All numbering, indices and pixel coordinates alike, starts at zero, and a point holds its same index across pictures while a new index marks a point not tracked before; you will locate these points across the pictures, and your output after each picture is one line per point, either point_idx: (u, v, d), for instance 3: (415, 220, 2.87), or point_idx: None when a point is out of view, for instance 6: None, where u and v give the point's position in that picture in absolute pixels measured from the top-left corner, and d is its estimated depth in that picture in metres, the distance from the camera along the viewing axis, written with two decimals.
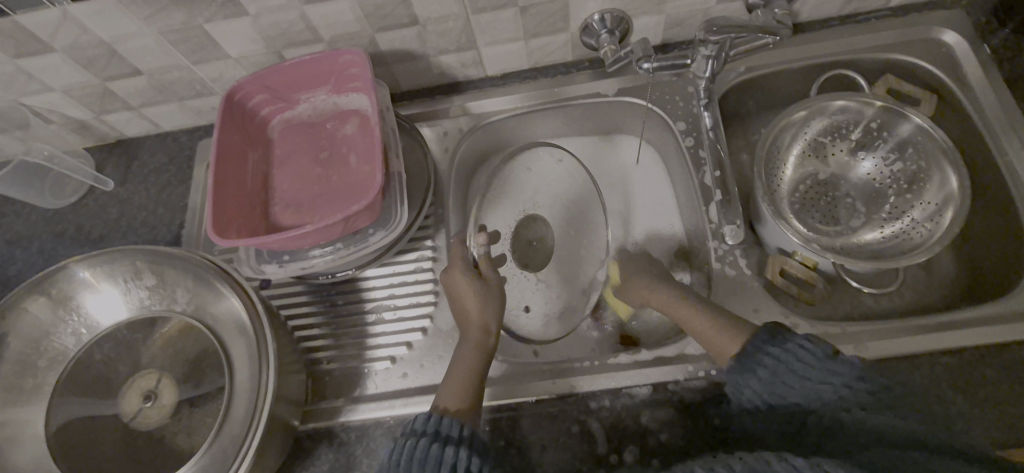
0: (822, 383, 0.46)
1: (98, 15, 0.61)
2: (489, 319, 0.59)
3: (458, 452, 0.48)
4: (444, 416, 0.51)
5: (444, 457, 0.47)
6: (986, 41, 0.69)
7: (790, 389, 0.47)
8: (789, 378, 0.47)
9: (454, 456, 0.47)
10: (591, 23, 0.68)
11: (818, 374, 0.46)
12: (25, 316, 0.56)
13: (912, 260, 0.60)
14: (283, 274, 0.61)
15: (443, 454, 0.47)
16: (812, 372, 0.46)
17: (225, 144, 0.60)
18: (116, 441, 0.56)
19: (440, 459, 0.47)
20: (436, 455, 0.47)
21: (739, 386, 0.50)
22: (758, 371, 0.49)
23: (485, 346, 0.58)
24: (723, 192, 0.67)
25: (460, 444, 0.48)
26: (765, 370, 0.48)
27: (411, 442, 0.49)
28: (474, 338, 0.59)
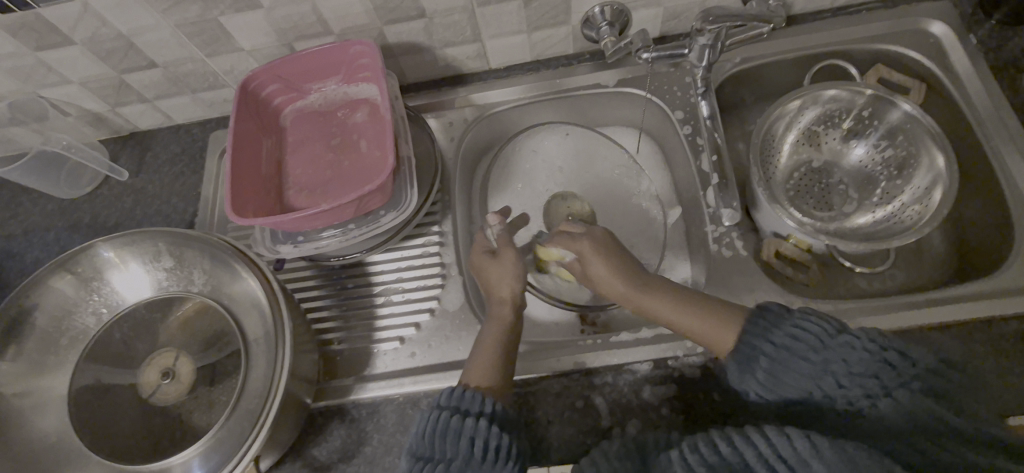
0: (824, 375, 0.44)
1: (117, 8, 0.63)
2: (506, 292, 0.62)
3: (479, 423, 0.49)
4: (467, 390, 0.52)
5: (465, 428, 0.49)
6: (972, 32, 0.71)
7: (791, 382, 0.46)
8: (792, 373, 0.46)
9: (473, 427, 0.49)
10: (592, 16, 0.70)
11: (816, 367, 0.45)
12: (49, 295, 0.58)
13: (903, 240, 0.63)
14: (297, 254, 0.64)
15: (464, 425, 0.49)
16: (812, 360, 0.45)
17: (241, 130, 0.63)
18: (136, 416, 0.59)
19: (460, 430, 0.49)
20: (457, 427, 0.49)
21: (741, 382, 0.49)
22: (760, 364, 0.47)
23: (505, 319, 0.61)
24: (721, 175, 0.70)
25: (481, 416, 0.50)
26: (764, 371, 0.47)
27: (434, 414, 0.50)
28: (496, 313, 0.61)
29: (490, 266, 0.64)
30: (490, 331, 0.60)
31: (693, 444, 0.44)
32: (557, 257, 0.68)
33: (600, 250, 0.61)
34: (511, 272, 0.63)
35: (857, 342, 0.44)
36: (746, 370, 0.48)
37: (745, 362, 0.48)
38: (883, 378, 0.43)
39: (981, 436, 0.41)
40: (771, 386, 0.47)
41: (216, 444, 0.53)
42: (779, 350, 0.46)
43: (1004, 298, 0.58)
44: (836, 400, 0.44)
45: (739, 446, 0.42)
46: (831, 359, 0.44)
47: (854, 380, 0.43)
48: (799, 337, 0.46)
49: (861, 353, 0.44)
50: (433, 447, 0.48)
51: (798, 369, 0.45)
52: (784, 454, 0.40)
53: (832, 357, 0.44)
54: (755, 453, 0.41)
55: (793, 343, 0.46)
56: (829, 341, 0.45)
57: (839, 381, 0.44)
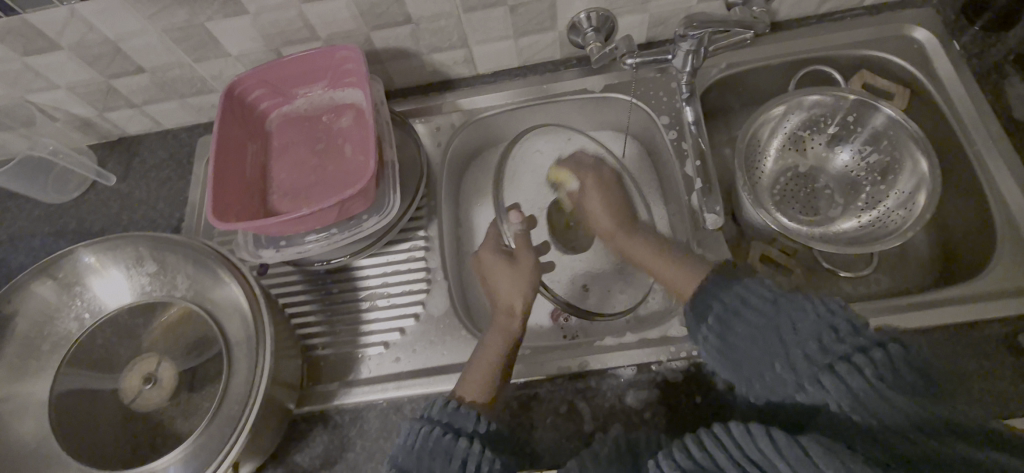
0: (770, 330, 0.46)
1: (103, 14, 0.63)
2: (516, 302, 0.64)
3: (472, 444, 0.48)
4: (461, 405, 0.52)
5: (456, 449, 0.48)
6: (955, 39, 0.72)
7: (741, 338, 0.47)
8: (741, 325, 0.48)
9: (466, 449, 0.48)
10: (578, 22, 0.71)
11: (767, 321, 0.46)
12: (32, 299, 0.58)
13: (886, 244, 0.63)
14: (280, 259, 0.64)
15: (455, 445, 0.48)
16: (761, 318, 0.47)
17: (225, 136, 0.63)
18: (118, 420, 0.58)
19: (451, 451, 0.48)
20: (448, 447, 0.48)
21: (697, 334, 0.52)
22: (710, 319, 0.50)
23: (511, 333, 0.61)
24: (705, 181, 0.70)
25: (474, 437, 0.49)
26: (715, 320, 0.49)
27: (426, 428, 0.50)
28: (502, 323, 0.62)
29: (504, 271, 0.66)
30: (492, 338, 0.60)
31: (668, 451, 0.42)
32: (564, 179, 0.77)
33: (601, 186, 0.74)
34: (522, 277, 0.65)
35: (809, 306, 0.45)
36: (697, 321, 0.51)
37: (701, 313, 0.51)
38: (826, 341, 0.42)
39: (931, 425, 0.37)
40: (721, 337, 0.48)
41: (197, 449, 0.52)
42: (732, 307, 0.49)
43: (986, 302, 0.58)
44: (777, 358, 0.44)
45: (711, 449, 0.40)
46: (781, 315, 0.46)
47: (798, 339, 0.43)
48: (755, 297, 0.48)
49: (808, 320, 0.44)
50: (419, 463, 0.48)
51: (746, 321, 0.47)
52: (754, 457, 0.39)
53: (781, 315, 0.46)
54: (725, 455, 0.40)
55: (749, 299, 0.49)
56: (782, 301, 0.47)
57: (783, 339, 0.44)
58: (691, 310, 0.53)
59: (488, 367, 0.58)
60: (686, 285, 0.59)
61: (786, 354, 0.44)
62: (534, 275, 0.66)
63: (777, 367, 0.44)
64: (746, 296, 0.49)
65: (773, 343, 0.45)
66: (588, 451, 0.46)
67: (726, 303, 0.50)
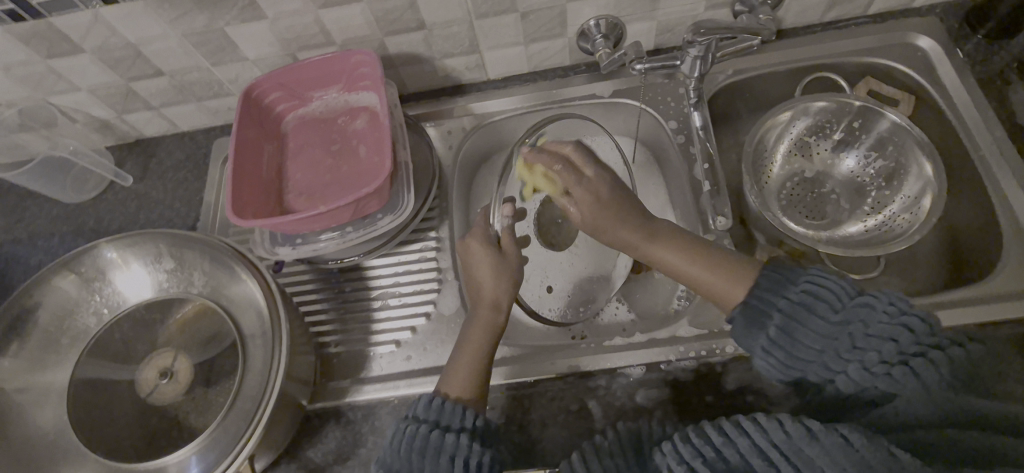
0: (841, 335, 0.43)
1: (126, 18, 0.65)
2: (503, 298, 0.61)
3: (460, 439, 0.49)
4: (448, 403, 0.52)
5: (445, 444, 0.48)
6: (959, 46, 0.73)
7: (809, 347, 0.44)
8: (807, 330, 0.44)
9: (455, 443, 0.48)
10: (587, 28, 0.72)
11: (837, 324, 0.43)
12: (55, 292, 0.59)
13: (893, 248, 0.64)
14: (295, 256, 0.65)
15: (444, 440, 0.48)
16: (828, 324, 0.44)
17: (243, 136, 0.64)
18: (132, 413, 0.59)
19: (440, 445, 0.48)
20: (437, 442, 0.48)
21: (749, 341, 0.48)
22: (772, 319, 0.46)
23: (494, 326, 0.59)
24: (712, 182, 0.71)
25: (462, 431, 0.50)
26: (774, 327, 0.46)
27: (413, 426, 0.50)
28: (485, 317, 0.60)
29: (488, 266, 0.61)
30: (475, 333, 0.59)
31: (686, 435, 0.43)
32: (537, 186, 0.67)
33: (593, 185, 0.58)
34: (505, 274, 0.61)
35: (878, 304, 0.43)
36: (755, 328, 0.47)
37: (757, 318, 0.47)
38: (903, 343, 0.41)
39: (990, 419, 0.39)
40: (785, 347, 0.45)
41: (213, 442, 0.53)
42: (797, 309, 0.45)
43: (994, 303, 0.59)
44: (849, 365, 0.42)
45: (734, 437, 0.41)
46: (850, 319, 0.43)
47: (871, 343, 0.42)
48: (819, 294, 0.45)
49: (883, 321, 0.42)
50: (409, 460, 0.48)
51: (815, 326, 0.44)
52: (778, 443, 0.39)
53: (851, 318, 0.43)
54: (748, 442, 0.40)
55: (812, 301, 0.45)
56: (848, 301, 0.44)
57: (854, 344, 0.42)
58: (738, 311, 0.49)
59: (465, 368, 0.56)
60: (734, 290, 0.52)
61: (859, 359, 0.42)
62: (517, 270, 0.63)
63: (850, 373, 0.42)
64: (809, 304, 0.45)
65: (844, 349, 0.43)
66: (589, 443, 0.47)
67: (785, 310, 0.46)
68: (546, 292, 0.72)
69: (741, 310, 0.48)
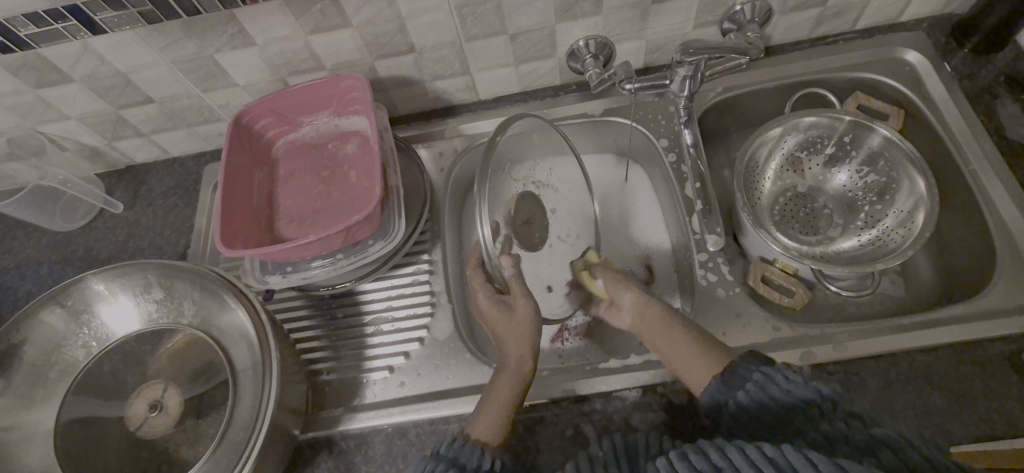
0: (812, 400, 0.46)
1: (115, 47, 0.65)
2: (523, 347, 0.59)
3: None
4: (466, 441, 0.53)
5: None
6: (946, 60, 0.73)
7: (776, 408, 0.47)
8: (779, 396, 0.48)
9: None
10: (577, 48, 0.73)
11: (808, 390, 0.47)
12: (41, 327, 0.59)
13: (888, 263, 0.63)
14: (286, 285, 0.64)
15: None
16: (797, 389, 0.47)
17: (233, 163, 0.64)
18: (121, 449, 0.57)
19: None
20: None
21: (723, 398, 0.52)
22: (746, 387, 0.50)
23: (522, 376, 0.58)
24: (704, 202, 0.71)
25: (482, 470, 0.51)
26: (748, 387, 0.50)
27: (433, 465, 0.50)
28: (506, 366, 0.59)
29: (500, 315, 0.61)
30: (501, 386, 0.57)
31: (683, 454, 0.44)
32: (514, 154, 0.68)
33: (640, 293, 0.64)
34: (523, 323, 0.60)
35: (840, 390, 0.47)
36: (731, 389, 0.51)
37: (733, 383, 0.51)
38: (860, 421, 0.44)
39: None
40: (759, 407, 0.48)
41: None
42: (763, 385, 0.49)
43: (987, 320, 0.58)
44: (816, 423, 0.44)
45: (729, 453, 0.42)
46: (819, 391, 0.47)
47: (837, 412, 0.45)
48: (791, 375, 0.48)
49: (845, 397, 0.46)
50: None
51: (785, 392, 0.47)
52: (772, 459, 0.39)
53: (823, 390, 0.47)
54: (742, 457, 0.41)
55: (778, 376, 0.49)
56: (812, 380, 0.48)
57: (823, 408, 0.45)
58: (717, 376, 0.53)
59: (496, 408, 0.56)
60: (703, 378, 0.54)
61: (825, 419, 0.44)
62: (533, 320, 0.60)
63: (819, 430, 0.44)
64: (775, 377, 0.49)
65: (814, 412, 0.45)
66: (585, 454, 0.48)
67: (754, 380, 0.49)
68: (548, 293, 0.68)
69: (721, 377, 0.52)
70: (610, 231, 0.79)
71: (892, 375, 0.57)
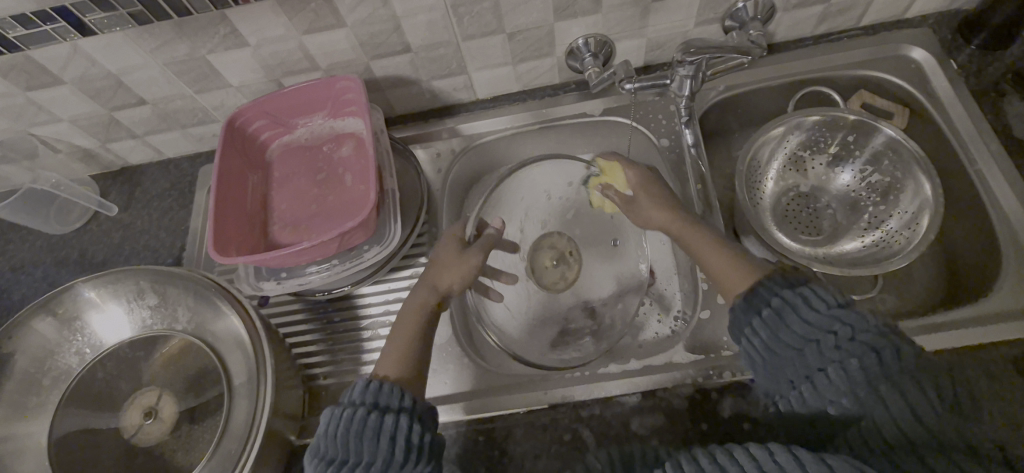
0: (826, 334, 0.45)
1: (106, 48, 0.64)
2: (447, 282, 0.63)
3: (398, 421, 0.47)
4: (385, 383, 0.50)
5: (384, 425, 0.46)
6: (952, 57, 0.72)
7: (787, 345, 0.47)
8: (790, 328, 0.46)
9: (393, 423, 0.46)
10: (576, 47, 0.71)
11: (826, 323, 0.45)
12: (32, 335, 0.58)
13: (890, 266, 0.62)
14: (281, 291, 0.63)
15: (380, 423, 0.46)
16: (813, 317, 0.46)
17: (226, 167, 0.63)
18: (117, 456, 0.57)
19: (378, 427, 0.46)
20: (374, 424, 0.46)
21: (741, 332, 0.50)
22: (764, 311, 0.49)
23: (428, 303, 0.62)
24: (705, 204, 0.70)
25: (401, 412, 0.48)
26: (765, 315, 0.48)
27: (349, 411, 0.47)
28: (422, 295, 0.62)
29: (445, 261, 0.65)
30: (410, 309, 0.61)
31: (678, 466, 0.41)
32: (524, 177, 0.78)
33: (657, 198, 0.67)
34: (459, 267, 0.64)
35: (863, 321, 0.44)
36: (750, 312, 0.50)
37: (754, 306, 0.50)
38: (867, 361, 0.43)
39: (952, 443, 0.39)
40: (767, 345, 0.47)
41: None
42: (779, 312, 0.48)
43: (990, 324, 0.57)
44: (828, 363, 0.44)
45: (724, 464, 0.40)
46: (837, 320, 0.45)
47: (852, 348, 0.43)
48: (814, 300, 0.47)
49: (870, 334, 0.43)
50: (346, 449, 0.46)
51: (799, 323, 0.46)
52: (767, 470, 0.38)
53: (841, 320, 0.45)
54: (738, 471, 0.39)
55: (802, 303, 0.47)
56: (833, 308, 0.46)
57: (836, 343, 0.44)
58: (741, 297, 0.52)
59: (403, 343, 0.58)
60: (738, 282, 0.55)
61: (839, 359, 0.44)
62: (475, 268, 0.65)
63: (829, 371, 0.44)
64: (798, 303, 0.47)
65: (825, 346, 0.45)
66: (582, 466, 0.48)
67: (773, 305, 0.48)
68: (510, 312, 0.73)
69: (743, 297, 0.51)
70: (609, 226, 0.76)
71: None
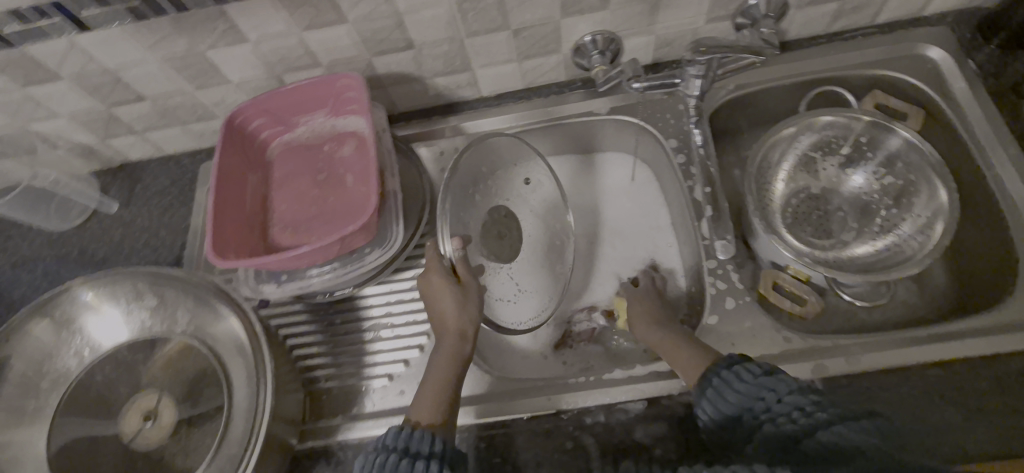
0: (759, 398, 0.48)
1: (103, 44, 0.63)
2: (468, 327, 0.59)
3: (427, 466, 0.47)
4: (413, 431, 0.50)
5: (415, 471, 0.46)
6: (970, 57, 0.70)
7: (730, 404, 0.49)
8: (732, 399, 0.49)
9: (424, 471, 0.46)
10: (583, 44, 0.69)
11: (755, 389, 0.48)
12: (30, 338, 0.57)
13: (903, 272, 0.61)
14: (282, 294, 0.62)
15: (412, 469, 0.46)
16: (745, 384, 0.49)
17: (225, 167, 0.62)
18: (117, 459, 0.56)
19: None
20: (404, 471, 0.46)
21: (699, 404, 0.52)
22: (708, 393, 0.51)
23: (460, 357, 0.59)
24: (714, 206, 0.69)
25: (431, 457, 0.48)
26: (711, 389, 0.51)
27: (382, 456, 0.48)
28: (451, 347, 0.59)
29: (448, 296, 0.60)
30: (439, 367, 0.58)
31: None
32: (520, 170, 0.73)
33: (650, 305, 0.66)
34: (467, 301, 0.60)
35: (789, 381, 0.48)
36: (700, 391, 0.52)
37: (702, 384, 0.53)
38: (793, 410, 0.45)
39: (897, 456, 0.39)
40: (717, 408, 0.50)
41: None
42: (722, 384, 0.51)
43: (1004, 334, 0.56)
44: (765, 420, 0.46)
45: None
46: (766, 385, 0.48)
47: (783, 408, 0.46)
48: (743, 372, 0.50)
49: (793, 392, 0.47)
50: None
51: (737, 393, 0.49)
52: None
53: (767, 385, 0.48)
54: None
55: (733, 377, 0.50)
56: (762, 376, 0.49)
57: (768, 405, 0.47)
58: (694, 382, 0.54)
59: (437, 394, 0.56)
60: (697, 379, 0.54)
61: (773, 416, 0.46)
62: (479, 298, 0.61)
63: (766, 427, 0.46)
64: (730, 378, 0.50)
65: (759, 412, 0.47)
66: None
67: (713, 385, 0.51)
68: (515, 305, 0.69)
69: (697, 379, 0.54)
70: (609, 233, 0.78)
71: (907, 390, 0.55)
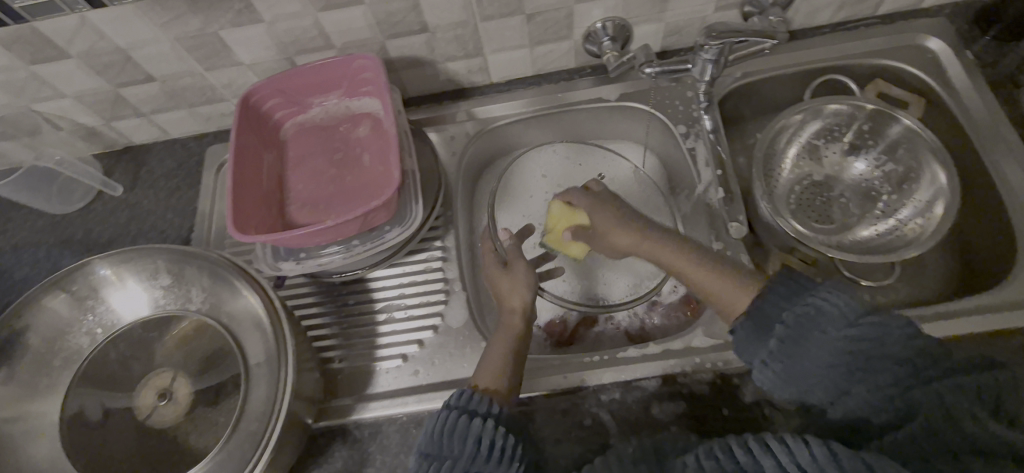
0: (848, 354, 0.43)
1: (115, 21, 0.62)
2: (518, 302, 0.61)
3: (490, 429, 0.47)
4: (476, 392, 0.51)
5: (474, 428, 0.47)
6: (968, 48, 0.72)
7: (811, 360, 0.44)
8: (813, 348, 0.44)
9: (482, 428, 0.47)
10: (594, 30, 0.71)
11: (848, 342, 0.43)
12: (44, 314, 0.56)
13: (909, 252, 0.63)
14: (300, 271, 0.62)
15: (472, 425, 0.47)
16: (836, 336, 0.43)
17: (242, 144, 0.62)
18: (130, 437, 0.56)
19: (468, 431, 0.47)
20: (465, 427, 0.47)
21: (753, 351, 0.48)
22: (775, 336, 0.47)
23: (515, 330, 0.60)
24: (724, 187, 0.71)
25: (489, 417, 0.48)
26: (779, 340, 0.46)
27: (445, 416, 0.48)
28: (506, 321, 0.61)
29: (501, 277, 0.64)
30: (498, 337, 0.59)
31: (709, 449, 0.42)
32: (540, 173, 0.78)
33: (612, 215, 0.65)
34: (521, 281, 0.63)
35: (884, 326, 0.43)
36: (761, 337, 0.48)
37: (764, 329, 0.48)
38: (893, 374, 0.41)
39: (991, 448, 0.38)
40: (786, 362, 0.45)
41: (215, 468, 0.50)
42: (796, 328, 0.45)
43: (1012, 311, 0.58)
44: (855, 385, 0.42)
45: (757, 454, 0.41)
46: (864, 336, 0.43)
47: (878, 367, 0.42)
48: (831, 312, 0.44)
49: (894, 346, 0.42)
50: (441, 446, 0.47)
51: (819, 344, 0.44)
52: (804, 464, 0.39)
53: (864, 336, 0.43)
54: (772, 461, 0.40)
55: (820, 318, 0.44)
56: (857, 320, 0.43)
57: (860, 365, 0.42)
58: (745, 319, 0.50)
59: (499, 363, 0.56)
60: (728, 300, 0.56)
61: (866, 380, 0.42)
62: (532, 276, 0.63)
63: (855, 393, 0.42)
64: (817, 326, 0.44)
65: (848, 369, 0.42)
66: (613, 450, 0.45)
67: (784, 336, 0.46)
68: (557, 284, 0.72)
69: (750, 318, 0.49)
70: None
71: None
